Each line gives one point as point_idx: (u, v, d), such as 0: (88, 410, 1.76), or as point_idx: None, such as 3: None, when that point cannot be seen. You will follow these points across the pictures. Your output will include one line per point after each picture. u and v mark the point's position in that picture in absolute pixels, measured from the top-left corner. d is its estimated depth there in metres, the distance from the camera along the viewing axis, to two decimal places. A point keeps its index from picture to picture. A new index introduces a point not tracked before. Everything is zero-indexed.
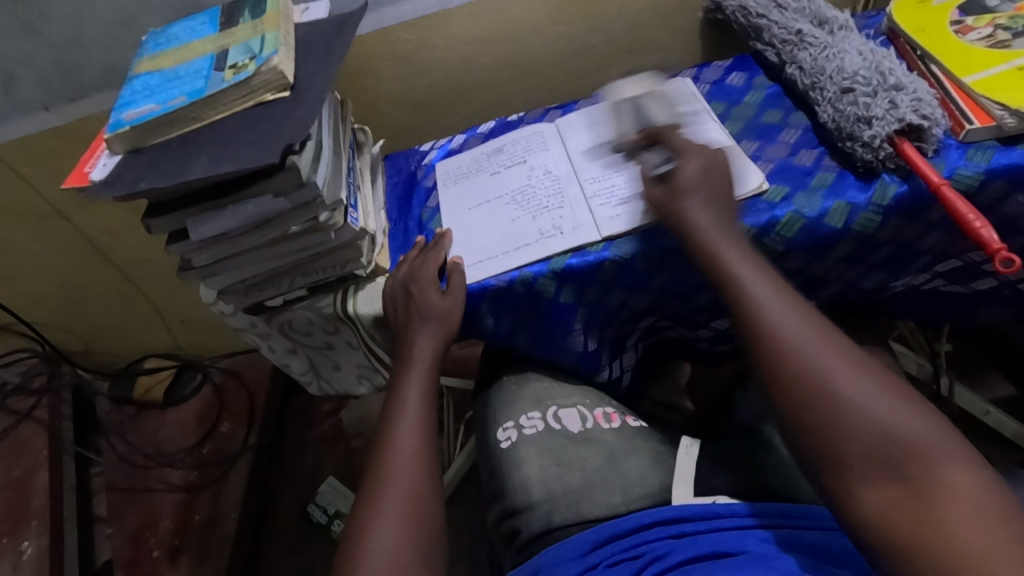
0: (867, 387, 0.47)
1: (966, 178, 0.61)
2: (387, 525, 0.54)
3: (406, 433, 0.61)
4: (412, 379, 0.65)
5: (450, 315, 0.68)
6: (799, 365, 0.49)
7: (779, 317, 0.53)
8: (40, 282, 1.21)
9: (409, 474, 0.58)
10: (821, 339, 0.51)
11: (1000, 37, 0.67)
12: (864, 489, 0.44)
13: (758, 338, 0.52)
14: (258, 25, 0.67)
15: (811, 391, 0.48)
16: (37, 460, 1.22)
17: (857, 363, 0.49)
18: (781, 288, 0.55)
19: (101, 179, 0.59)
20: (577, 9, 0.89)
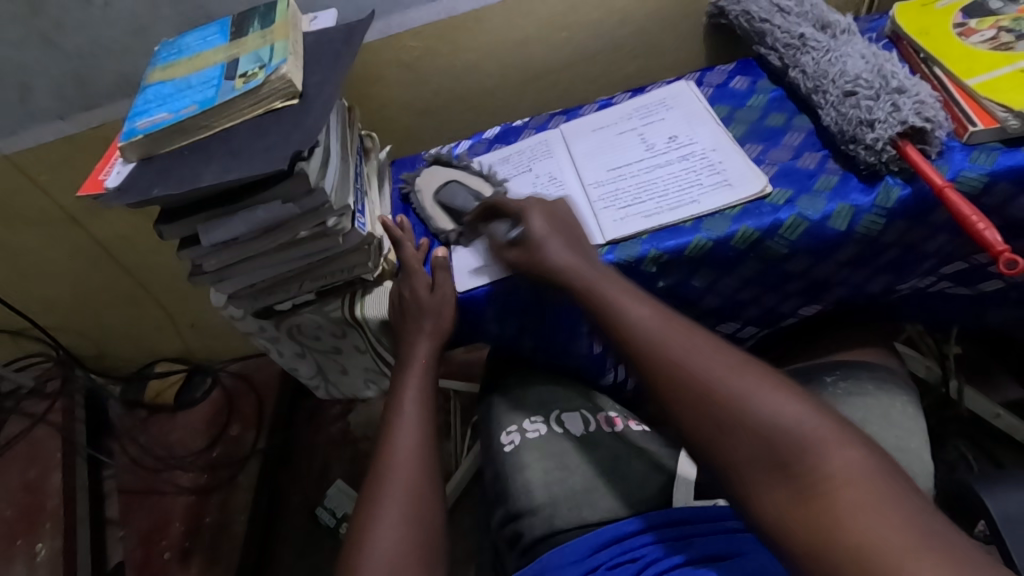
0: (736, 379, 0.47)
1: (970, 180, 0.61)
2: (388, 525, 0.55)
3: (406, 435, 0.62)
4: (410, 378, 0.67)
5: (442, 312, 0.70)
6: (671, 367, 0.49)
7: (644, 324, 0.53)
8: (54, 287, 1.23)
9: (409, 475, 0.59)
10: (694, 338, 0.51)
11: (1003, 39, 0.67)
12: (761, 491, 0.43)
13: (634, 345, 0.53)
14: (267, 34, 0.69)
15: (698, 396, 0.47)
16: (50, 462, 1.24)
17: (725, 356, 0.49)
18: (656, 308, 0.55)
19: (114, 187, 0.61)
20: (581, 15, 0.90)
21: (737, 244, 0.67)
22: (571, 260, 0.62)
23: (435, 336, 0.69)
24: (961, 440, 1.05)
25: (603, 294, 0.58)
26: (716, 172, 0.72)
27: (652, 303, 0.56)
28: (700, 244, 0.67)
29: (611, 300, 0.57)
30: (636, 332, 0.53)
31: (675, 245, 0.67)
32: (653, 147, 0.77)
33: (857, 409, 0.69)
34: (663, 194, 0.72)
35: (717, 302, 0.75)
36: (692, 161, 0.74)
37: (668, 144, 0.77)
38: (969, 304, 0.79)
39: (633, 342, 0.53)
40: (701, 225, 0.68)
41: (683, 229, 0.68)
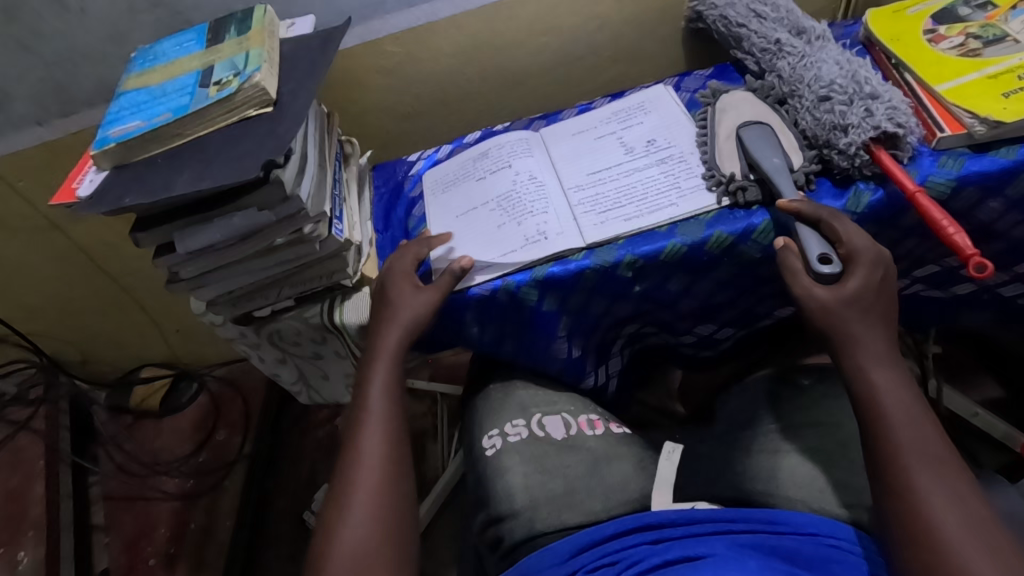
0: (948, 513, 0.48)
1: (938, 185, 0.62)
2: (351, 526, 0.55)
3: (374, 431, 0.62)
4: (378, 373, 0.65)
5: (421, 306, 0.68)
6: (896, 456, 0.51)
7: (899, 410, 0.53)
8: (36, 293, 1.22)
9: (374, 472, 0.59)
10: (933, 447, 0.51)
11: (971, 46, 0.68)
12: None
13: (874, 424, 0.53)
14: (243, 41, 0.69)
15: (902, 501, 0.50)
16: (34, 470, 1.23)
17: (948, 474, 0.50)
18: (912, 403, 0.54)
19: (87, 195, 0.61)
20: (561, 20, 0.91)
21: (711, 248, 0.68)
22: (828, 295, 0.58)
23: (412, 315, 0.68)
24: None
25: (860, 366, 0.56)
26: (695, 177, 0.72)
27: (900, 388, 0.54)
28: (675, 248, 0.68)
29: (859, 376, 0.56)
30: (877, 416, 0.54)
31: (650, 250, 0.68)
32: (632, 151, 0.78)
33: (832, 410, 0.70)
34: (642, 197, 0.72)
35: (694, 304, 0.77)
36: (670, 164, 0.74)
37: (647, 148, 0.77)
38: (943, 306, 0.80)
39: (870, 411, 0.54)
40: (676, 229, 0.68)
41: (659, 233, 0.69)
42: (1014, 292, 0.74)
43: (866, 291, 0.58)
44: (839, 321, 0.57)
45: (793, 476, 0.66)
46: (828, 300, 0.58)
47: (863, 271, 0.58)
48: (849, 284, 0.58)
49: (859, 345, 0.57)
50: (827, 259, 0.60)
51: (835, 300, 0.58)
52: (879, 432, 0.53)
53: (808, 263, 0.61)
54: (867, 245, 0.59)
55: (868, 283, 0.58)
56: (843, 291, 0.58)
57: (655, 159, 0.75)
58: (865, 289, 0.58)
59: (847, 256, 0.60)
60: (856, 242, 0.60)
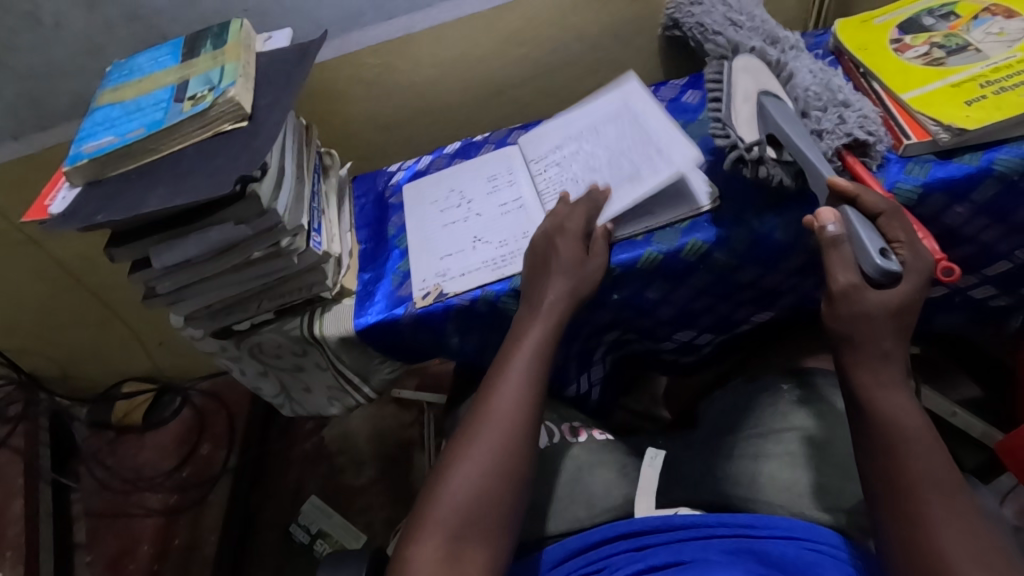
0: (957, 540, 0.46)
1: (906, 192, 0.63)
2: (468, 468, 0.55)
3: (503, 407, 0.59)
4: (534, 327, 0.63)
5: (584, 269, 0.66)
6: (908, 492, 0.49)
7: (918, 460, 0.50)
8: (14, 310, 1.21)
9: (490, 447, 0.56)
10: (958, 503, 0.48)
11: (935, 55, 0.69)
12: None
13: (894, 480, 0.50)
14: (219, 56, 0.69)
15: (908, 531, 0.48)
16: (12, 489, 1.21)
17: (977, 531, 0.47)
18: (922, 423, 0.52)
19: (59, 213, 0.60)
20: (538, 31, 0.92)
21: (688, 255, 0.69)
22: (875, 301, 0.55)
23: (564, 295, 0.64)
24: None
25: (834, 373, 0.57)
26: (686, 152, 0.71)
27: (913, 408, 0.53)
28: (652, 257, 0.69)
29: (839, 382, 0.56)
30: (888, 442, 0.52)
31: (628, 258, 0.69)
32: (603, 151, 0.77)
33: (810, 415, 0.71)
34: (633, 178, 0.72)
35: (673, 311, 0.78)
36: (639, 160, 0.73)
37: (635, 128, 0.77)
38: (918, 308, 0.82)
39: (879, 434, 0.52)
40: (652, 238, 0.69)
41: (636, 242, 0.70)
42: (984, 294, 0.75)
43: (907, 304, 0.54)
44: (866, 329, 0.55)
45: (772, 481, 0.66)
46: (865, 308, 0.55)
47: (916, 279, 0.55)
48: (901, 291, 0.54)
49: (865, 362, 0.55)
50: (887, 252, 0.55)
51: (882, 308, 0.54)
52: (885, 458, 0.51)
53: (866, 253, 0.56)
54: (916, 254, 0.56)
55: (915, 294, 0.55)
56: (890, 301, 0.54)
57: (643, 139, 0.75)
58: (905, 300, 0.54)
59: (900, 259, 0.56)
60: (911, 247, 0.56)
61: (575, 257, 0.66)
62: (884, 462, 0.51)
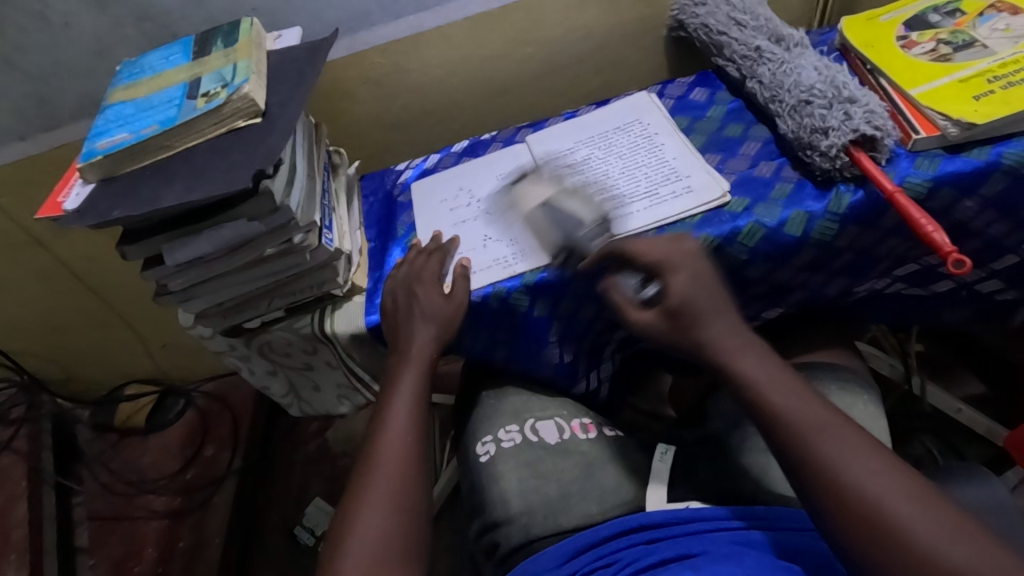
0: (882, 488, 0.47)
1: (916, 186, 0.64)
2: (372, 512, 0.55)
3: (390, 453, 0.59)
4: (406, 373, 0.66)
5: (453, 315, 0.69)
6: (816, 463, 0.49)
7: (831, 439, 0.49)
8: (18, 311, 1.20)
9: (385, 497, 0.56)
10: (878, 467, 0.48)
11: (942, 51, 0.70)
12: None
13: (814, 476, 0.49)
14: (230, 54, 0.69)
15: (836, 494, 0.47)
16: (16, 492, 1.20)
17: (906, 484, 0.47)
18: (795, 390, 0.53)
19: (74, 209, 0.60)
20: (545, 30, 0.92)
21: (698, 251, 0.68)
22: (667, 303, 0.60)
23: (434, 341, 0.68)
24: (927, 435, 1.06)
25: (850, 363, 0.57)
26: (702, 169, 0.73)
27: (780, 375, 0.55)
28: None
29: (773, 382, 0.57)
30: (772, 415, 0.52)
31: None
32: (618, 157, 0.79)
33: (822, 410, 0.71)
34: (646, 190, 0.74)
35: None
36: (655, 169, 0.76)
37: (647, 141, 0.79)
38: (925, 303, 0.82)
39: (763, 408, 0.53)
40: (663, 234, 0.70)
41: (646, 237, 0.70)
42: (992, 288, 0.76)
43: (695, 292, 0.59)
44: (695, 331, 0.58)
45: (785, 475, 0.67)
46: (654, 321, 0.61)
47: (682, 272, 0.61)
48: (674, 291, 0.60)
49: (712, 344, 0.58)
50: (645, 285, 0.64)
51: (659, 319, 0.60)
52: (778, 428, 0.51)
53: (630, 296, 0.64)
54: (673, 255, 0.62)
55: (688, 284, 0.60)
56: (665, 304, 0.60)
57: (658, 154, 0.77)
58: (700, 285, 0.60)
59: (655, 271, 0.63)
60: (653, 253, 0.63)
61: (435, 302, 0.69)
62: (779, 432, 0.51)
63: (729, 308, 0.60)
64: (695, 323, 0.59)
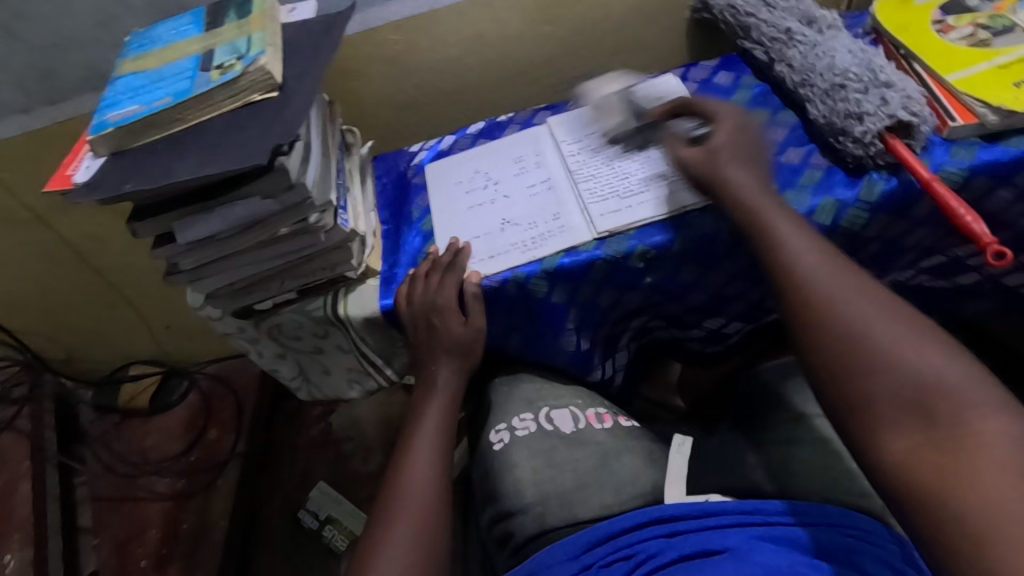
0: (872, 310, 0.51)
1: (950, 175, 0.62)
2: (394, 546, 0.55)
3: (416, 490, 0.60)
4: (432, 408, 0.68)
5: (472, 346, 0.70)
6: (797, 277, 0.55)
7: (820, 263, 0.55)
8: (21, 290, 1.19)
9: (414, 520, 0.58)
10: (859, 286, 0.53)
11: (980, 36, 0.68)
12: (874, 407, 0.47)
13: (800, 303, 0.53)
14: (244, 25, 0.67)
15: (813, 297, 0.53)
16: (19, 471, 1.20)
17: (894, 309, 0.51)
18: (796, 227, 0.59)
19: (84, 182, 0.58)
20: (565, 8, 0.90)
21: None
22: (735, 174, 0.63)
23: (458, 377, 0.70)
24: None
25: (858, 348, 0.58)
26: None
27: (789, 215, 0.60)
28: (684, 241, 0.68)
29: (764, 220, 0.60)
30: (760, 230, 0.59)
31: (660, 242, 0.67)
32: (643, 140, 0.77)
33: None
34: (636, 183, 0.72)
35: (703, 296, 0.76)
36: None
37: None
38: (947, 297, 0.80)
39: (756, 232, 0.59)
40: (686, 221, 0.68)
41: (669, 224, 0.68)
42: (1018, 282, 0.74)
43: (735, 142, 0.65)
44: (716, 165, 0.64)
45: (806, 469, 0.66)
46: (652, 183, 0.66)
47: (728, 121, 0.66)
48: (719, 135, 0.65)
49: (714, 188, 0.63)
50: (701, 125, 0.70)
51: (699, 152, 0.65)
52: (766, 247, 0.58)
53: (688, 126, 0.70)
54: (723, 109, 0.68)
55: (731, 132, 0.65)
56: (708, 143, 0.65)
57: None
58: (739, 133, 0.66)
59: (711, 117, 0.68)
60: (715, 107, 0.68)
61: (463, 336, 0.70)
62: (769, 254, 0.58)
63: (762, 163, 0.65)
64: (721, 163, 0.64)
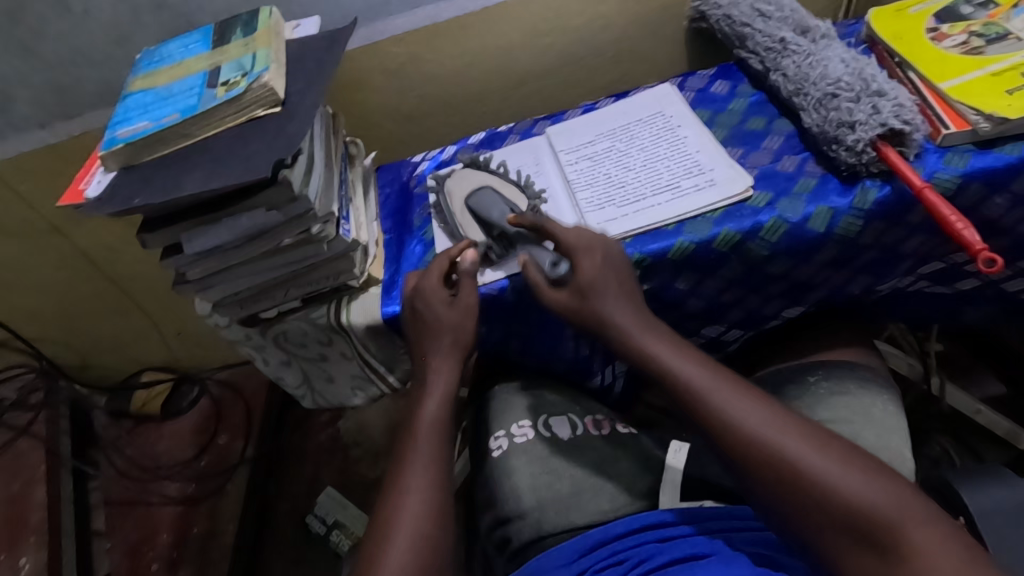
0: (792, 439, 0.50)
1: (944, 182, 0.62)
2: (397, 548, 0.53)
3: (415, 482, 0.59)
4: (429, 398, 0.66)
5: (462, 325, 0.68)
6: (709, 414, 0.54)
7: (722, 395, 0.54)
8: (37, 298, 1.22)
9: (413, 519, 0.56)
10: (767, 416, 0.52)
11: (974, 43, 0.68)
12: (835, 553, 0.46)
13: (725, 441, 0.52)
14: (250, 42, 0.69)
15: (731, 438, 0.52)
16: (35, 475, 1.22)
17: (800, 430, 0.51)
18: (694, 358, 0.58)
19: (95, 197, 0.60)
20: (564, 21, 0.91)
21: (719, 246, 0.68)
22: (629, 318, 0.62)
23: (457, 362, 0.68)
24: (945, 437, 1.05)
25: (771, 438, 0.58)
26: (724, 162, 0.72)
27: (682, 346, 0.60)
28: (683, 247, 0.68)
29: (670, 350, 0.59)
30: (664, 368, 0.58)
31: (658, 248, 0.68)
32: (641, 149, 0.78)
33: (840, 409, 0.69)
34: (634, 192, 0.74)
35: (701, 304, 0.77)
36: (677, 162, 0.75)
37: (669, 134, 0.78)
38: (948, 303, 0.80)
39: (660, 369, 0.58)
40: (684, 227, 0.69)
41: (666, 232, 0.69)
42: (1018, 288, 0.74)
43: (602, 275, 0.64)
44: (599, 305, 0.63)
45: None
46: (565, 299, 0.65)
47: (587, 256, 0.65)
48: (583, 274, 0.64)
49: (613, 323, 0.62)
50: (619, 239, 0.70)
51: (569, 297, 0.65)
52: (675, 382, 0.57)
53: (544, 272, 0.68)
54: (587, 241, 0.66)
55: (596, 266, 0.64)
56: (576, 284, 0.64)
57: (679, 147, 0.76)
58: (604, 270, 0.64)
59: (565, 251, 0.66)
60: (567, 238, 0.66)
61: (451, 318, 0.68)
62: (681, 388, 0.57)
63: (632, 294, 0.64)
64: (604, 299, 0.63)
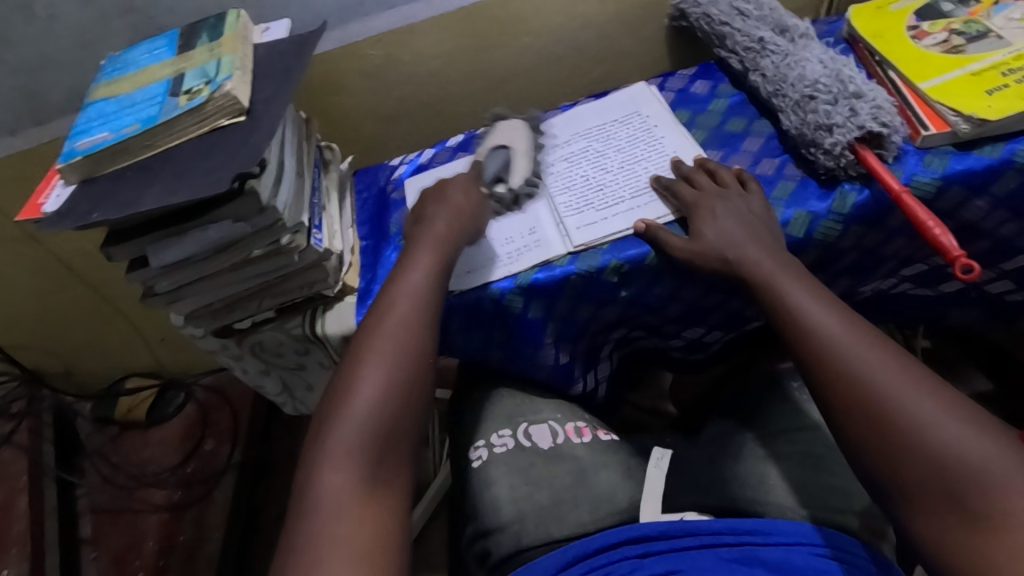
0: (923, 403, 0.46)
1: (923, 185, 0.61)
2: (361, 395, 0.53)
3: (392, 330, 0.57)
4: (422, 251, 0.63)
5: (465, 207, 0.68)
6: (826, 355, 0.52)
7: (863, 347, 0.51)
8: (16, 306, 1.20)
9: (383, 365, 0.55)
10: (895, 367, 0.49)
11: (955, 42, 0.67)
12: (914, 510, 0.45)
13: (822, 375, 0.51)
14: (215, 48, 0.67)
15: (846, 385, 0.49)
16: (17, 485, 1.21)
17: (939, 396, 0.47)
18: (830, 307, 0.55)
19: (53, 212, 0.59)
20: (543, 21, 0.89)
21: None
22: (759, 252, 0.60)
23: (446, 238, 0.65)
24: None
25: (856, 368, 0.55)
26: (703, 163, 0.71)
27: (818, 293, 0.56)
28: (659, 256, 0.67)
29: (787, 298, 0.56)
30: (785, 313, 0.56)
31: (636, 254, 0.67)
32: (620, 150, 0.77)
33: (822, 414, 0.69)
34: (611, 195, 0.72)
35: (682, 309, 0.76)
36: (656, 164, 0.73)
37: (648, 135, 0.77)
38: (932, 304, 0.79)
39: (783, 313, 0.56)
40: None
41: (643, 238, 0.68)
42: (1002, 289, 0.73)
43: (729, 238, 0.62)
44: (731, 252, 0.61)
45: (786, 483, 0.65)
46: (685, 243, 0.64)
47: (712, 205, 0.64)
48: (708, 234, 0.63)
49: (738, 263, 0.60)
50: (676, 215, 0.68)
51: (688, 243, 0.63)
52: (790, 326, 0.55)
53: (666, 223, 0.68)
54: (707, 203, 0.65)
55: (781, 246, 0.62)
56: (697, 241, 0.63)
57: (658, 147, 0.75)
58: (731, 234, 0.62)
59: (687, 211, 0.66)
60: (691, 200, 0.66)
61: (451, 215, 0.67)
62: (798, 334, 0.54)
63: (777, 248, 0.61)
64: (733, 249, 0.61)
